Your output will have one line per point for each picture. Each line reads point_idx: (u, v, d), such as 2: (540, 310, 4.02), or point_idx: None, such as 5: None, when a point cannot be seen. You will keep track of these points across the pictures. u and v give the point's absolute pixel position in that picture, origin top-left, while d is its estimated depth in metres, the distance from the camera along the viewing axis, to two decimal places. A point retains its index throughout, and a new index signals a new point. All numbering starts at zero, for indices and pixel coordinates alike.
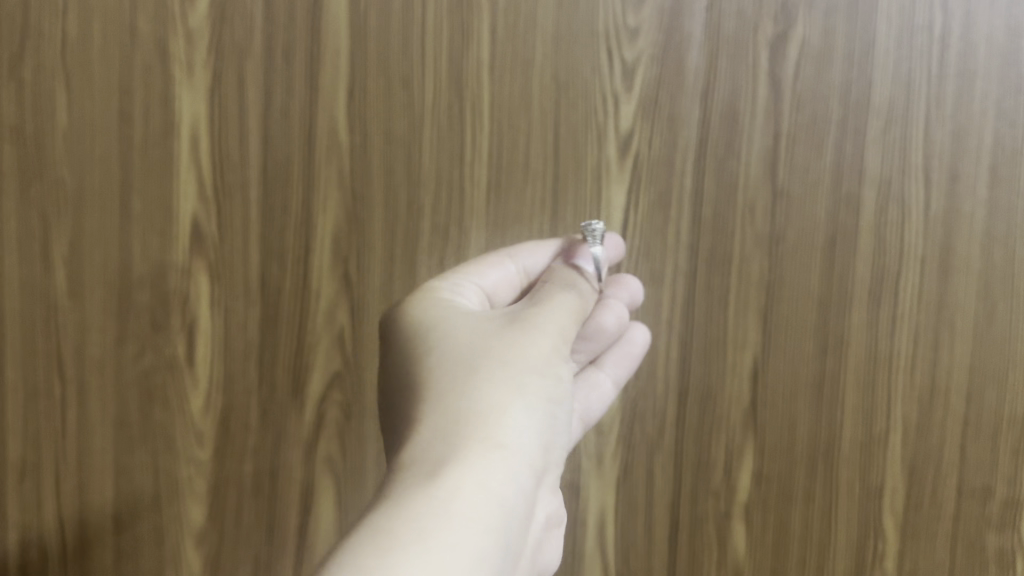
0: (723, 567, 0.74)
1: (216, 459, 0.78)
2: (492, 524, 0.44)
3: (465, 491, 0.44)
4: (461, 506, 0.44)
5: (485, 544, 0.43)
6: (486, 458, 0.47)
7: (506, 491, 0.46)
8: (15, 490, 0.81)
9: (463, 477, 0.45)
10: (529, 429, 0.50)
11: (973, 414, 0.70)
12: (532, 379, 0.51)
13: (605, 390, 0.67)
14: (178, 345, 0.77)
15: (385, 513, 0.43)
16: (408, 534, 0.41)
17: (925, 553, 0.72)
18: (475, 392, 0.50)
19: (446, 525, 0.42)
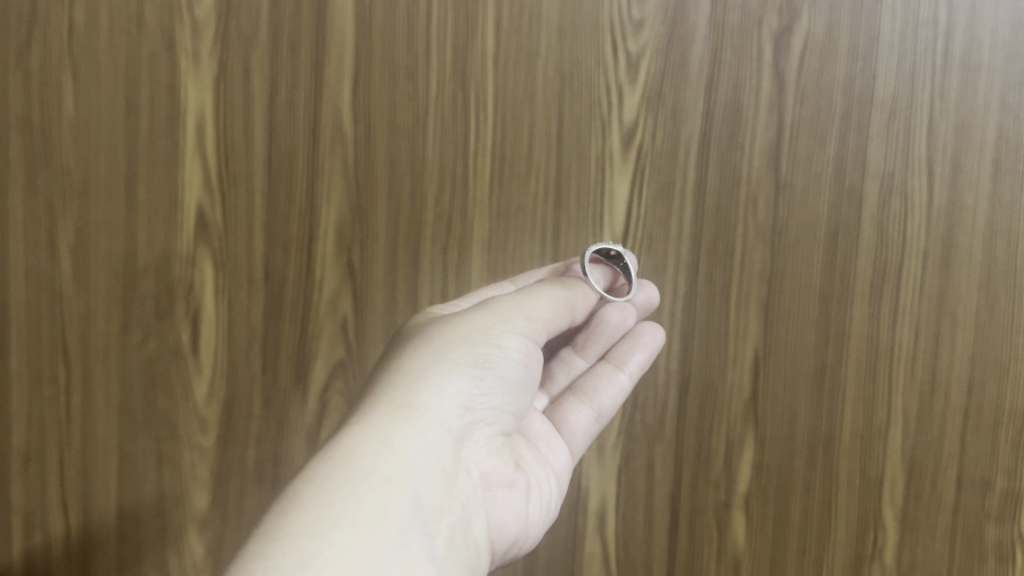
0: (723, 557, 0.74)
1: (220, 446, 0.78)
2: (389, 482, 0.45)
3: (364, 452, 0.46)
4: (357, 470, 0.45)
5: (376, 504, 0.44)
6: (394, 423, 0.48)
7: (414, 451, 0.47)
8: (20, 475, 0.82)
9: (364, 442, 0.46)
10: (453, 394, 0.50)
11: (973, 407, 0.71)
12: (457, 347, 0.51)
13: (621, 383, 0.64)
14: (182, 333, 0.77)
15: (290, 481, 0.46)
16: (298, 495, 0.44)
17: (925, 545, 0.72)
18: (397, 370, 0.51)
19: (333, 487, 0.44)
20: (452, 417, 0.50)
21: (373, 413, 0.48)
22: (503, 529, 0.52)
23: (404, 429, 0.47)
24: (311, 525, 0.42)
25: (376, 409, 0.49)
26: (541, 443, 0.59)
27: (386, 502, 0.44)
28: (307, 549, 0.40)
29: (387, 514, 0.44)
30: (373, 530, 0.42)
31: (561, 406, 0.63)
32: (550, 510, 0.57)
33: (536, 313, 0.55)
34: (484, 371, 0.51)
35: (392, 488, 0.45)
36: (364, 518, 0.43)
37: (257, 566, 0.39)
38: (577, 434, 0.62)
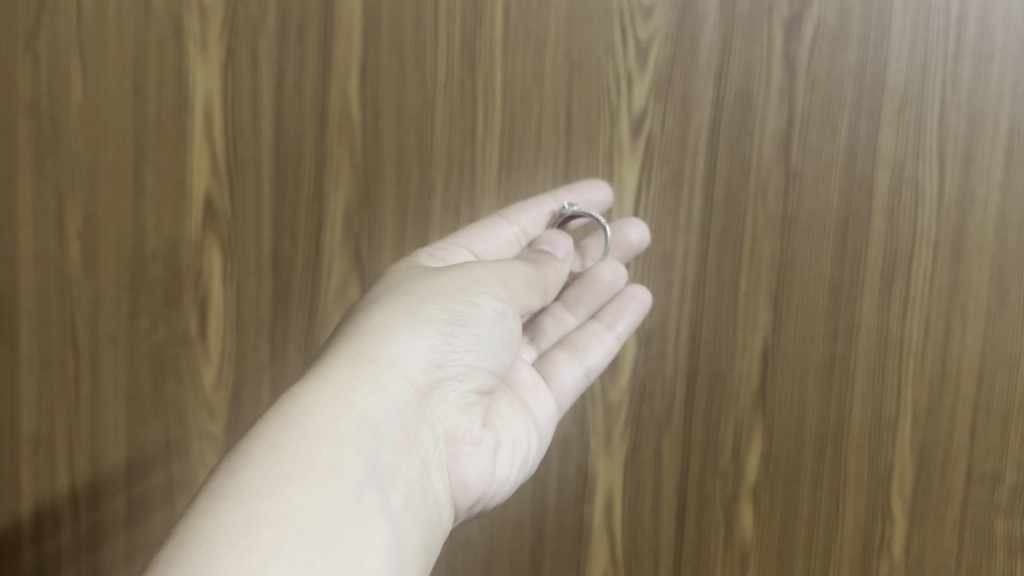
0: (730, 548, 0.74)
1: (227, 433, 0.78)
2: (346, 442, 0.45)
3: (322, 409, 0.45)
4: (315, 427, 0.45)
5: (329, 466, 0.43)
6: (356, 378, 0.47)
7: (375, 407, 0.46)
8: (29, 461, 0.82)
9: (322, 397, 0.46)
10: (421, 351, 0.49)
11: (984, 399, 0.70)
12: (431, 304, 0.50)
13: (610, 342, 0.65)
14: (191, 320, 0.77)
15: (249, 434, 0.45)
16: (252, 452, 0.44)
17: (934, 537, 0.72)
18: (369, 319, 0.50)
19: (287, 445, 0.44)
20: (419, 373, 0.49)
21: (338, 364, 0.48)
22: (466, 487, 0.51)
23: (367, 385, 0.47)
24: (263, 483, 0.42)
25: (342, 361, 0.48)
26: (528, 395, 0.59)
27: (342, 461, 0.44)
28: (257, 508, 0.41)
29: (342, 471, 0.44)
30: (325, 490, 0.43)
31: (550, 357, 0.63)
32: (524, 464, 0.56)
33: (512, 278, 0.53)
34: (457, 328, 0.50)
35: (347, 449, 0.44)
36: (318, 478, 0.43)
37: (205, 527, 0.40)
38: (565, 387, 0.62)
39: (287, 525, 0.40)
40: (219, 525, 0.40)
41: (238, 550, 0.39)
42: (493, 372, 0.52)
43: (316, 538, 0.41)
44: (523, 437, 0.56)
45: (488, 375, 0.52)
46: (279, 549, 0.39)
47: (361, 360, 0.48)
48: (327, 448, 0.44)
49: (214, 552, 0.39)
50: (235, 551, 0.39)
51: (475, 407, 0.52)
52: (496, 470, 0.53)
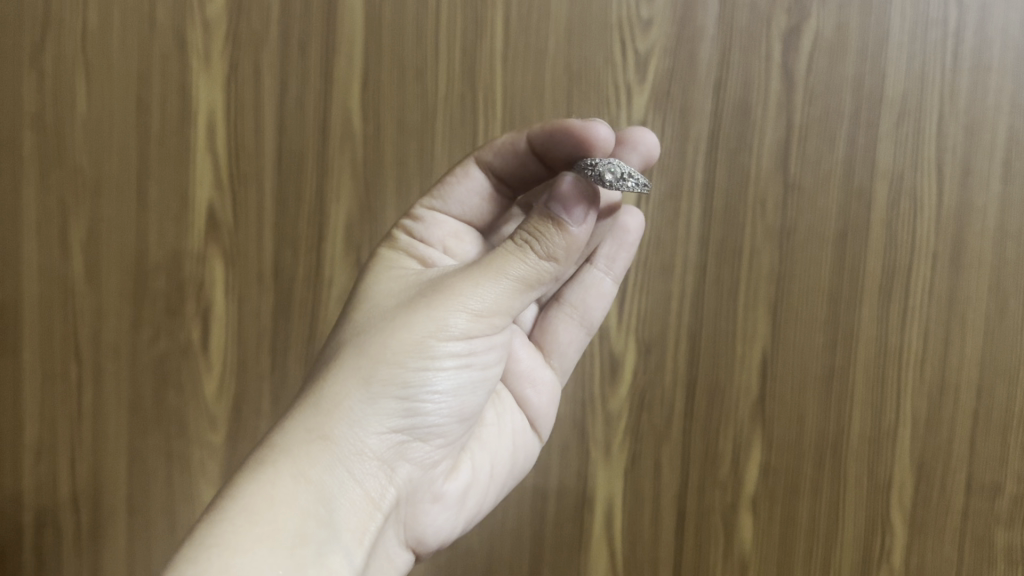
0: (730, 558, 0.74)
1: (229, 443, 0.78)
2: (302, 517, 0.45)
3: (278, 485, 0.46)
4: (272, 503, 0.45)
5: (288, 540, 0.44)
6: (311, 453, 0.47)
7: (330, 480, 0.47)
8: (29, 471, 0.82)
9: (280, 471, 0.46)
10: (379, 415, 0.49)
11: (984, 409, 0.71)
12: (387, 367, 0.49)
13: (606, 289, 0.65)
14: (193, 330, 0.78)
15: (208, 510, 0.46)
16: (211, 527, 0.44)
17: (933, 548, 0.72)
18: (327, 385, 0.50)
19: (242, 521, 0.44)
20: (379, 438, 0.49)
21: (295, 439, 0.48)
22: (423, 540, 0.53)
23: (321, 459, 0.47)
24: (223, 553, 0.42)
25: (299, 435, 0.48)
26: (528, 384, 0.61)
27: (299, 536, 0.45)
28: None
29: (298, 545, 0.44)
30: (283, 565, 0.43)
31: (550, 322, 0.64)
32: (500, 486, 0.58)
33: (490, 309, 0.50)
34: (413, 390, 0.49)
35: (304, 521, 0.45)
36: (274, 553, 0.43)
37: None
38: (568, 352, 0.64)
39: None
40: None
41: None
42: (455, 424, 0.52)
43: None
44: (497, 467, 0.57)
45: (454, 422, 0.52)
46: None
47: (318, 432, 0.48)
48: (284, 522, 0.45)
49: None
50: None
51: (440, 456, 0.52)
52: (465, 512, 0.55)
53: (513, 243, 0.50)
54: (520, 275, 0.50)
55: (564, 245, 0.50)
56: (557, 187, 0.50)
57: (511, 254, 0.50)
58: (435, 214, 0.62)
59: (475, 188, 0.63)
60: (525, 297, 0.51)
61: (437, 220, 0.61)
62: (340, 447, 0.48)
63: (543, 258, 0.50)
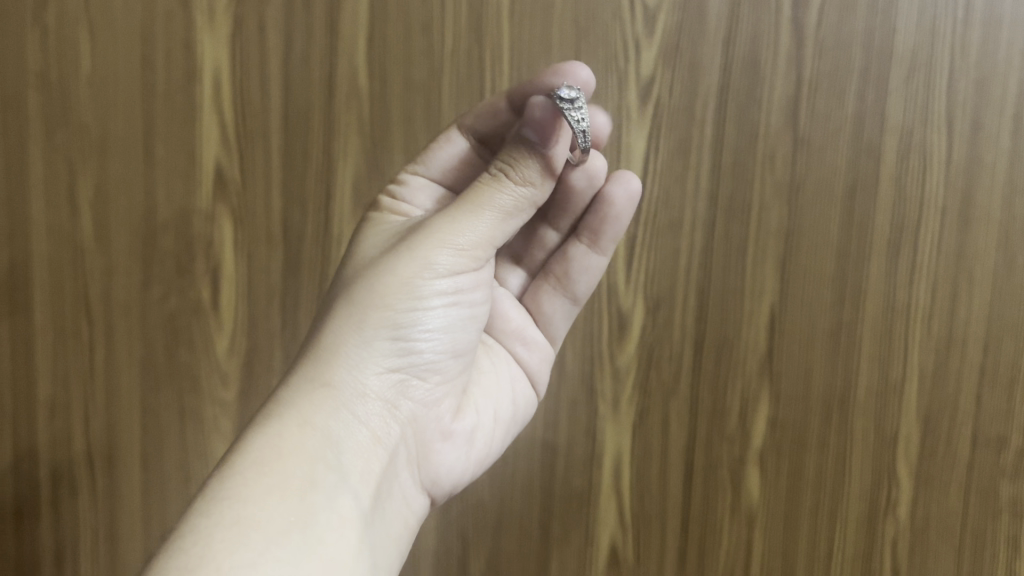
0: (737, 511, 0.75)
1: (241, 400, 0.79)
2: (314, 455, 0.46)
3: (287, 431, 0.47)
4: (285, 446, 0.46)
5: (306, 476, 0.45)
6: (315, 398, 0.48)
7: (335, 424, 0.48)
8: (43, 428, 0.83)
9: (286, 423, 0.47)
10: (375, 357, 0.50)
11: (990, 363, 0.71)
12: (379, 310, 0.50)
13: (593, 263, 0.63)
14: (202, 288, 0.78)
15: (219, 465, 0.46)
16: (226, 476, 0.45)
17: (939, 500, 0.73)
18: (323, 336, 0.51)
19: (255, 466, 0.45)
20: (378, 378, 0.50)
21: (297, 388, 0.49)
22: (438, 481, 0.54)
23: (324, 406, 0.48)
24: (241, 504, 0.43)
25: (301, 384, 0.49)
26: (517, 343, 0.62)
27: (313, 474, 0.46)
28: (244, 521, 0.42)
29: (315, 483, 0.45)
30: (302, 500, 0.44)
31: (537, 291, 0.64)
32: (505, 429, 0.59)
33: (475, 243, 0.52)
34: (406, 329, 0.51)
35: (317, 460, 0.46)
36: (293, 491, 0.44)
37: (198, 536, 0.42)
38: (554, 322, 0.64)
39: (271, 539, 0.42)
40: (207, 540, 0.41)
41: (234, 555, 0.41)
42: (450, 361, 0.53)
43: (299, 549, 0.42)
44: (500, 410, 0.59)
45: (449, 359, 0.53)
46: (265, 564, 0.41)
47: (316, 382, 0.49)
48: (297, 462, 0.46)
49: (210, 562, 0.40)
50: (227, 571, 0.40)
51: (440, 397, 0.54)
52: (473, 453, 0.56)
53: (488, 176, 0.53)
54: (500, 205, 0.52)
55: (539, 171, 0.52)
56: (531, 110, 0.51)
57: (490, 186, 0.52)
58: (417, 180, 0.62)
59: (456, 155, 0.63)
60: (508, 227, 0.53)
61: (418, 186, 0.61)
62: (342, 390, 0.49)
63: (519, 187, 0.52)
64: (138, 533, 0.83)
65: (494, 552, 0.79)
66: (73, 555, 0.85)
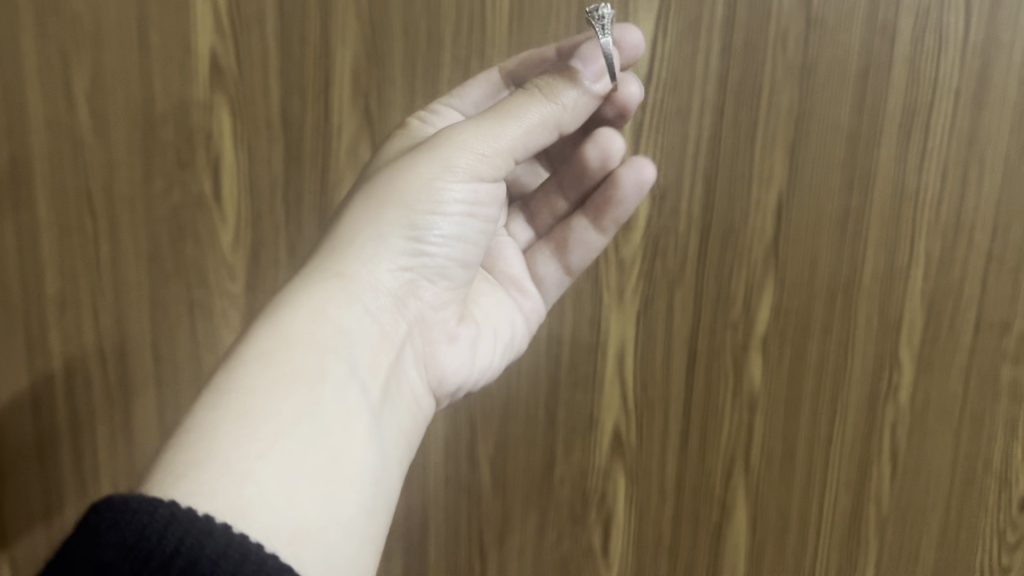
0: (739, 396, 0.76)
1: (248, 291, 0.80)
2: (325, 348, 0.47)
3: (300, 321, 0.47)
4: (297, 336, 0.47)
5: (315, 369, 0.46)
6: (328, 290, 0.48)
7: (348, 320, 0.48)
8: (55, 323, 0.84)
9: (299, 311, 0.48)
10: (389, 254, 0.50)
11: (998, 249, 0.70)
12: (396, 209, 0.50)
13: (593, 237, 0.62)
14: (204, 181, 0.77)
15: (234, 348, 0.47)
16: (239, 360, 0.46)
17: (939, 383, 0.74)
18: (340, 229, 0.51)
19: (268, 354, 0.46)
20: (391, 277, 0.50)
21: (311, 278, 0.49)
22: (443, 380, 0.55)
23: (338, 298, 0.48)
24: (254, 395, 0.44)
25: (315, 274, 0.49)
26: (513, 288, 0.62)
27: (323, 367, 0.46)
28: (251, 406, 0.43)
29: (325, 376, 0.46)
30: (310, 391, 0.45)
31: (535, 251, 0.63)
32: (505, 343, 0.60)
33: (500, 154, 0.51)
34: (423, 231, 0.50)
35: (329, 353, 0.47)
36: (302, 381, 0.45)
37: (207, 419, 0.43)
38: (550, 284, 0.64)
39: (279, 432, 0.43)
40: (217, 426, 0.42)
41: (239, 441, 0.42)
42: (461, 270, 0.53)
43: (305, 443, 0.43)
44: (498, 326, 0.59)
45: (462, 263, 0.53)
46: (271, 458, 0.42)
47: (331, 276, 0.49)
48: (309, 353, 0.46)
49: (217, 447, 0.42)
50: (232, 461, 0.41)
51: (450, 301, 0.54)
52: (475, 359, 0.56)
53: (520, 92, 0.52)
54: (526, 118, 0.51)
55: (575, 95, 0.52)
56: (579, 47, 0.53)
57: (521, 102, 0.52)
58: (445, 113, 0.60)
59: (491, 89, 0.61)
60: (536, 144, 0.52)
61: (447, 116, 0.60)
62: (355, 283, 0.49)
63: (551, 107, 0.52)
64: (151, 422, 0.85)
65: (501, 439, 0.80)
66: (91, 443, 0.87)
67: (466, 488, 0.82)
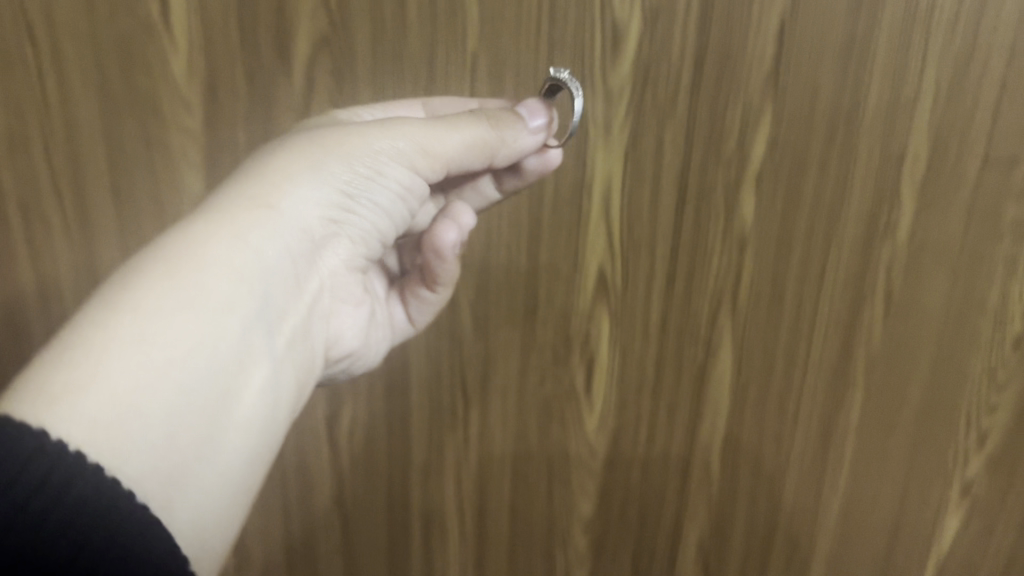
0: (729, 235, 0.73)
1: (208, 125, 0.75)
2: (240, 276, 0.45)
3: (219, 242, 0.45)
4: (214, 258, 0.45)
5: (229, 298, 0.44)
6: (253, 217, 0.47)
7: (265, 254, 0.47)
8: (6, 166, 0.78)
9: (219, 229, 0.46)
10: (316, 200, 0.49)
11: (1012, 77, 0.65)
12: (337, 160, 0.50)
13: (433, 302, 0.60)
14: (152, 3, 0.71)
15: (140, 255, 0.44)
16: (148, 265, 0.43)
17: (939, 222, 0.70)
18: (271, 164, 0.49)
19: (181, 269, 0.43)
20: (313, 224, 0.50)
21: (235, 202, 0.47)
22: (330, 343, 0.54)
23: (263, 228, 0.47)
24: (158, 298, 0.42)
25: (238, 199, 0.47)
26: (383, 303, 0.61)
27: (235, 299, 0.45)
28: (151, 319, 0.41)
29: (234, 308, 0.44)
30: (217, 321, 0.44)
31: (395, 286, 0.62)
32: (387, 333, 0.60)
33: (444, 148, 0.52)
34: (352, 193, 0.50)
35: (244, 288, 0.45)
36: (212, 309, 0.44)
37: (101, 321, 0.40)
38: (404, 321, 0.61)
39: (171, 359, 0.41)
40: (110, 332, 0.40)
41: (132, 355, 0.40)
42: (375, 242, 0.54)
43: (194, 381, 0.42)
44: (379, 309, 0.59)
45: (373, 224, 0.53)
46: (159, 377, 0.40)
47: (257, 203, 0.47)
48: (225, 280, 0.44)
49: (109, 354, 0.39)
50: (116, 366, 0.39)
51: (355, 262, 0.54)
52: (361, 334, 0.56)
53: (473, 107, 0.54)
54: (464, 132, 0.52)
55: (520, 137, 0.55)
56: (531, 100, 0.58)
57: (470, 115, 0.53)
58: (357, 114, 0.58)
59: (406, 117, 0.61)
60: (474, 159, 0.54)
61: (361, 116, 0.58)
62: (280, 225, 0.48)
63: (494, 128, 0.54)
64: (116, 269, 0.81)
65: (482, 282, 0.77)
66: (57, 294, 0.83)
67: (446, 330, 0.79)
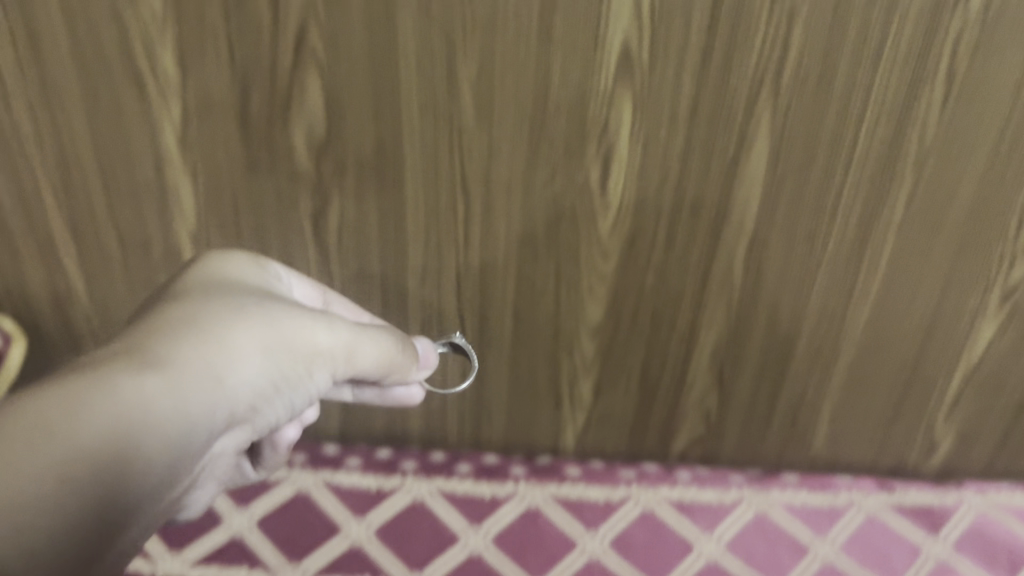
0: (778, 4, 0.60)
1: None
2: (170, 441, 0.36)
3: (160, 398, 0.36)
4: (152, 416, 0.35)
5: (153, 453, 0.36)
6: (195, 376, 0.38)
7: (203, 419, 0.38)
8: None
9: (157, 382, 0.36)
10: (255, 377, 0.42)
11: None
12: (286, 362, 0.44)
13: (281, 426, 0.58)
14: None
15: (49, 391, 0.33)
16: (70, 406, 0.33)
17: None
18: (209, 325, 0.40)
19: (115, 423, 0.34)
20: (245, 403, 0.42)
21: (182, 358, 0.38)
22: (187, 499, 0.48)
23: (205, 393, 0.38)
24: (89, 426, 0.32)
25: (181, 351, 0.38)
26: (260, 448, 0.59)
27: (158, 462, 0.36)
28: (63, 482, 0.31)
29: (152, 467, 0.36)
30: (130, 485, 0.34)
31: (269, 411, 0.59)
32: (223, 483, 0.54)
33: (370, 360, 0.51)
34: (287, 388, 0.45)
35: (169, 439, 0.36)
36: (129, 472, 0.34)
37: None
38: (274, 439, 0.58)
39: (63, 530, 0.31)
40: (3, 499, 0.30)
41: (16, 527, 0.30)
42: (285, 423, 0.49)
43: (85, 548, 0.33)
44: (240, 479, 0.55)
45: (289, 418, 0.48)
46: (59, 521, 0.31)
47: (215, 366, 0.39)
48: (150, 437, 0.35)
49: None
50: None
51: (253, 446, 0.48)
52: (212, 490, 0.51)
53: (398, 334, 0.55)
54: (389, 354, 0.53)
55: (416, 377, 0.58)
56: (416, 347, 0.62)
57: (387, 327, 0.54)
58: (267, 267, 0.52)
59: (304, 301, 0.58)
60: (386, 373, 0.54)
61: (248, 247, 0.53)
62: (222, 400, 0.40)
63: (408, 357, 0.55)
64: (30, 52, 0.66)
65: (484, 61, 0.64)
66: None
67: (443, 120, 0.67)
